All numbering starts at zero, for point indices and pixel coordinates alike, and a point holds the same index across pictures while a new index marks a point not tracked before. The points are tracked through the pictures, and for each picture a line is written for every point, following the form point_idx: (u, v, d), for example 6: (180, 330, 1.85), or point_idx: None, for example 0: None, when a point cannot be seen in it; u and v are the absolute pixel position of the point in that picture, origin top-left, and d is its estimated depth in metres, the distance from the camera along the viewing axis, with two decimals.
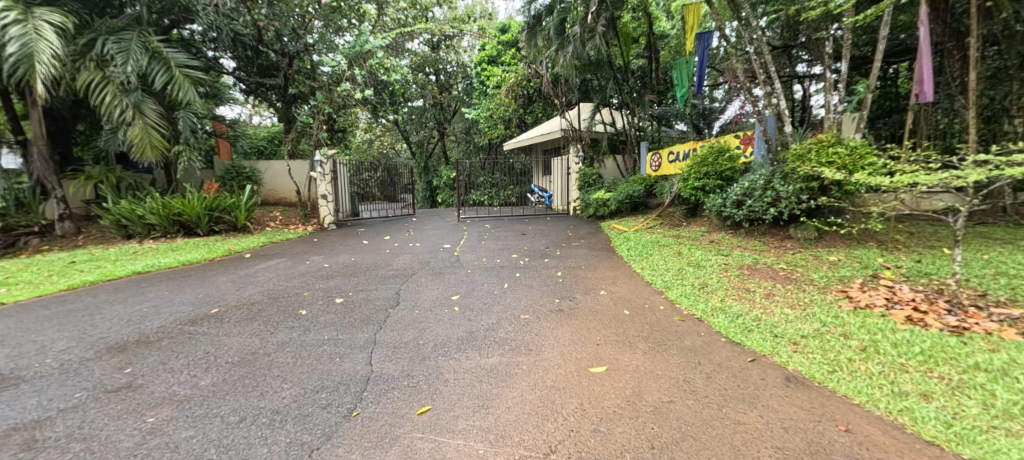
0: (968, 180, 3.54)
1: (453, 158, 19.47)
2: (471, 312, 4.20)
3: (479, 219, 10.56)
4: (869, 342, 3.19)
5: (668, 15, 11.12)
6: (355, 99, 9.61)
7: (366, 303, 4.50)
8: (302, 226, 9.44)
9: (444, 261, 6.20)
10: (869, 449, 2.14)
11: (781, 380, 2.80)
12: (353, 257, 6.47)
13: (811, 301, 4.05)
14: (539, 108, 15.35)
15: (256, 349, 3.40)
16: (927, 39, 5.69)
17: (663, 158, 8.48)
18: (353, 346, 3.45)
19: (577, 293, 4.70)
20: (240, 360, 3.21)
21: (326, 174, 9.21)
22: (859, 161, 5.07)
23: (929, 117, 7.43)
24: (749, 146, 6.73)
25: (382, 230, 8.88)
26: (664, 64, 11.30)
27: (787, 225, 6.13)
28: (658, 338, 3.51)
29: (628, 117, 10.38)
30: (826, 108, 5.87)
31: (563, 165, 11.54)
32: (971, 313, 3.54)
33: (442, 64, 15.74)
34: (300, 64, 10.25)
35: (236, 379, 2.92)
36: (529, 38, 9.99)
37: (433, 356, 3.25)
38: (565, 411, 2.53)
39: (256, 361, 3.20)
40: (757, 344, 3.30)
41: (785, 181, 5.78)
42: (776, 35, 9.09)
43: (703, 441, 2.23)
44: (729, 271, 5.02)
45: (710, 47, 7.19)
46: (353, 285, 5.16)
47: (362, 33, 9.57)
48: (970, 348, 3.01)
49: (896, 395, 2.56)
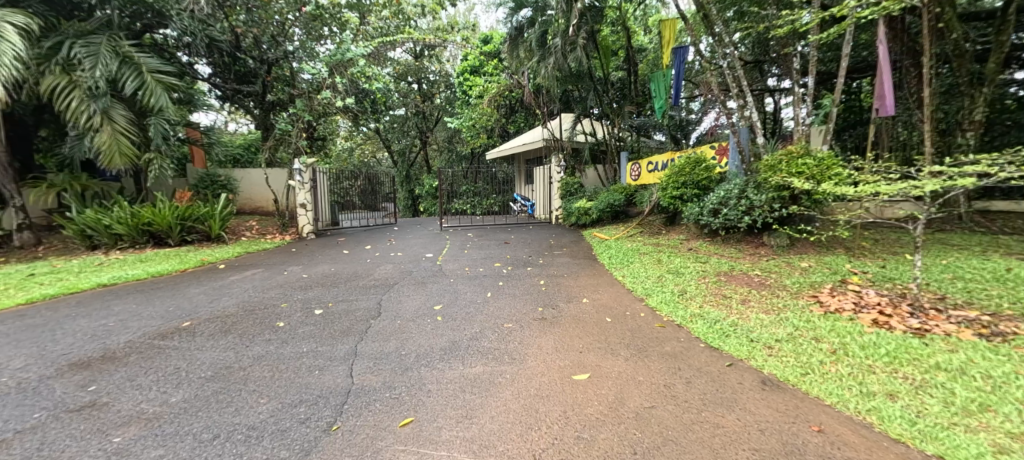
0: (925, 190, 3.78)
1: (435, 167, 19.47)
2: (454, 321, 4.18)
3: (462, 227, 10.54)
4: (838, 345, 3.32)
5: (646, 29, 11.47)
6: (336, 107, 9.46)
7: (346, 314, 4.41)
8: (279, 235, 9.20)
9: (426, 270, 6.16)
10: (840, 448, 2.22)
11: (757, 383, 2.89)
12: (332, 267, 6.34)
13: (784, 306, 4.20)
14: (521, 118, 15.42)
15: (230, 363, 3.29)
16: (886, 55, 5.90)
17: (643, 167, 8.65)
18: (333, 357, 3.38)
19: (559, 301, 4.74)
20: (213, 376, 3.10)
21: (305, 183, 8.95)
22: (827, 171, 5.29)
23: (891, 130, 7.81)
24: (724, 157, 6.95)
25: (363, 239, 8.75)
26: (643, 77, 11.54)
27: (761, 233, 6.29)
28: (639, 345, 3.57)
29: (607, 128, 10.55)
30: (794, 121, 6.07)
31: (544, 174, 11.55)
32: (932, 315, 3.74)
33: (425, 73, 15.81)
34: (279, 71, 10.12)
35: (209, 395, 2.82)
36: (511, 49, 9.98)
37: (415, 366, 3.22)
38: (549, 419, 2.54)
39: (230, 376, 3.10)
40: (734, 349, 3.39)
41: (758, 190, 5.98)
42: (748, 50, 9.41)
43: (684, 445, 2.28)
44: (707, 278, 5.15)
45: (686, 61, 7.39)
46: (333, 295, 5.07)
47: (342, 41, 9.49)
48: (931, 348, 3.17)
49: (864, 395, 2.68)
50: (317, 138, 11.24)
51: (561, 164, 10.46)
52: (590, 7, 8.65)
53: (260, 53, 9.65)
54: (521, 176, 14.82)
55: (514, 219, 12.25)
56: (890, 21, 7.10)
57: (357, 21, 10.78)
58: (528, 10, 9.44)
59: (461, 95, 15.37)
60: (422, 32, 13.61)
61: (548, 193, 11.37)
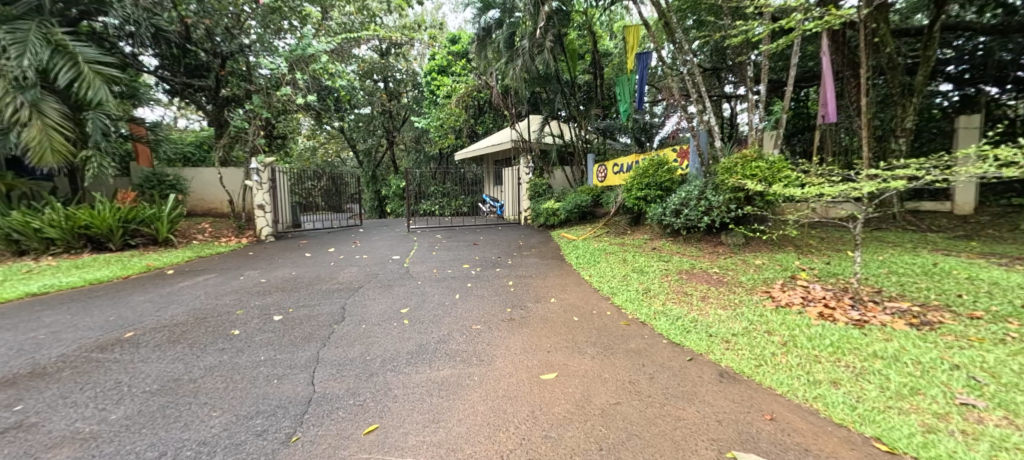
0: (863, 191, 4.09)
1: (403, 167, 19.10)
2: (422, 324, 4.11)
3: (430, 228, 10.40)
4: (788, 337, 3.54)
5: (611, 35, 11.75)
6: (297, 104, 9.07)
7: (308, 320, 4.24)
8: (235, 238, 8.73)
9: (392, 273, 6.03)
10: (790, 435, 2.37)
11: (715, 376, 3.04)
12: (293, 271, 6.08)
13: (740, 301, 4.43)
14: (489, 119, 15.40)
15: (179, 375, 3.09)
16: (829, 66, 6.34)
17: (609, 169, 8.82)
18: (293, 365, 3.24)
19: (528, 302, 4.77)
20: (159, 389, 2.90)
21: (263, 183, 8.63)
22: (778, 174, 5.62)
23: (835, 136, 8.39)
24: (685, 160, 7.17)
25: (327, 242, 8.45)
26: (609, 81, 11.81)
27: (719, 232, 6.58)
28: (605, 342, 3.66)
29: (574, 129, 10.76)
30: (749, 126, 6.40)
31: (513, 175, 11.57)
32: (870, 307, 4.07)
33: (391, 72, 15.50)
34: (234, 65, 9.66)
35: (155, 410, 2.64)
36: (479, 49, 9.96)
37: (381, 371, 3.15)
38: (517, 419, 2.55)
39: (179, 388, 2.91)
40: (694, 344, 3.54)
41: (716, 192, 6.26)
42: (707, 57, 9.85)
43: (647, 439, 2.36)
44: (669, 276, 5.35)
45: (648, 66, 7.63)
46: (293, 300, 4.86)
47: (303, 36, 9.12)
48: (869, 338, 3.43)
49: (811, 384, 2.86)
50: (275, 136, 10.75)
51: (529, 165, 10.50)
52: (557, 10, 8.79)
53: (213, 46, 9.11)
54: (489, 177, 14.77)
55: (483, 220, 12.22)
56: (833, 34, 7.61)
57: (318, 15, 10.36)
58: (495, 12, 9.45)
59: (429, 94, 15.14)
60: (388, 30, 13.29)
61: (516, 194, 11.42)
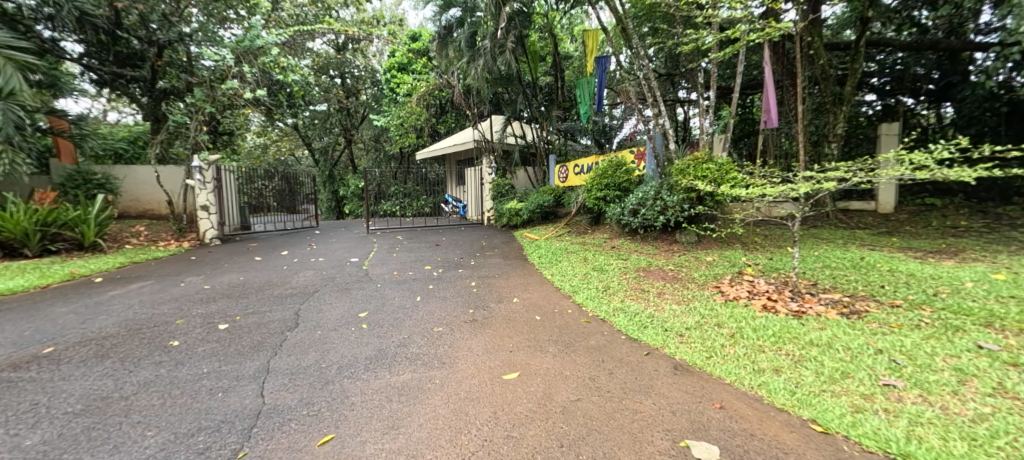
0: (800, 191, 4.43)
1: (361, 166, 18.51)
2: (381, 328, 4.00)
3: (390, 229, 10.14)
4: (736, 329, 3.76)
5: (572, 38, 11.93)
6: (244, 99, 8.52)
7: (257, 327, 4.00)
8: (175, 242, 8.10)
9: (350, 276, 5.83)
10: (737, 421, 2.52)
11: (670, 369, 3.17)
12: (241, 277, 5.72)
13: (693, 296, 4.66)
14: (451, 119, 15.25)
15: (109, 393, 2.83)
16: (771, 75, 6.78)
17: (570, 170, 8.97)
18: (240, 377, 3.05)
19: (490, 302, 4.76)
20: (84, 409, 2.64)
21: (207, 182, 8.08)
22: (726, 175, 5.94)
23: (775, 140, 9.01)
24: (641, 161, 7.41)
25: (279, 244, 8.03)
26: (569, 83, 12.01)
27: (674, 231, 6.87)
28: (567, 341, 3.72)
29: (536, 130, 10.87)
30: (700, 129, 6.72)
31: (476, 175, 11.51)
32: (807, 299, 4.41)
33: (348, 68, 14.93)
34: (172, 55, 8.97)
35: (79, 433, 2.41)
36: (439, 48, 9.85)
37: (337, 378, 3.04)
38: (478, 421, 2.54)
39: (108, 407, 2.67)
40: (650, 339, 3.68)
41: (671, 192, 6.55)
42: (661, 63, 10.25)
43: (606, 433, 2.43)
44: (628, 273, 5.53)
45: (607, 70, 7.73)
46: (241, 307, 4.57)
47: (251, 26, 8.60)
48: (806, 327, 3.72)
49: (756, 372, 3.06)
50: (219, 132, 10.02)
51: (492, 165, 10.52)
52: (518, 12, 8.74)
53: (148, 33, 8.37)
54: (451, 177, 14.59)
55: (445, 221, 12.04)
56: (774, 45, 8.17)
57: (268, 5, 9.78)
58: (456, 10, 9.38)
59: (389, 92, 14.77)
60: (345, 24, 12.81)
61: (479, 195, 11.39)
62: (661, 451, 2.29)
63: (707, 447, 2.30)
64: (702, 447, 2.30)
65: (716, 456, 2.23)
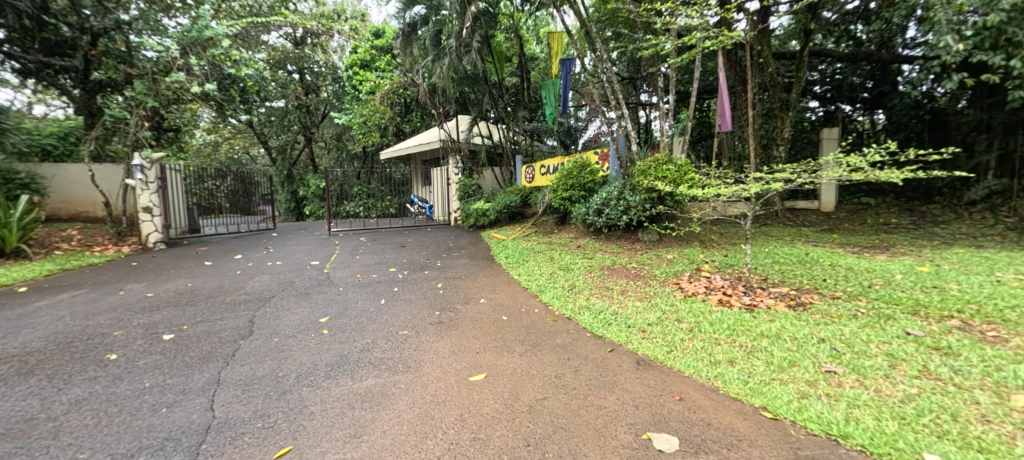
0: (752, 192, 4.68)
1: (322, 165, 17.85)
2: (343, 333, 3.87)
3: (353, 231, 9.82)
4: (694, 323, 3.93)
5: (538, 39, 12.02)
6: (191, 94, 7.96)
7: (207, 336, 3.77)
8: (113, 246, 7.48)
9: (310, 279, 5.60)
10: (695, 412, 2.63)
11: (633, 364, 3.27)
12: (189, 283, 5.36)
13: (655, 293, 4.83)
14: (417, 117, 15.00)
15: (34, 414, 2.58)
16: (725, 81, 7.11)
17: (536, 171, 9.05)
18: (187, 390, 2.86)
19: (456, 304, 4.71)
20: (4, 434, 2.39)
21: (149, 182, 7.54)
22: (684, 176, 6.18)
23: (729, 143, 9.48)
24: (605, 162, 7.59)
25: (232, 248, 7.60)
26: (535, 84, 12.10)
27: (636, 230, 7.07)
28: (533, 340, 3.75)
29: (503, 131, 10.88)
30: (661, 132, 6.96)
31: (441, 175, 11.36)
32: (758, 292, 4.67)
33: (307, 63, 14.32)
34: (109, 45, 8.20)
35: None
36: (404, 45, 9.71)
37: (295, 387, 2.91)
38: (444, 424, 2.51)
39: (32, 430, 2.42)
40: (615, 336, 3.77)
41: (633, 192, 6.74)
42: (625, 66, 10.52)
43: (572, 430, 2.46)
44: (593, 272, 5.65)
45: (572, 72, 7.87)
46: (188, 315, 4.29)
47: (199, 16, 8.06)
48: (757, 320, 3.94)
49: (712, 364, 3.21)
50: (164, 128, 9.24)
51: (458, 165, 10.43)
52: (484, 11, 8.71)
53: (80, 20, 7.61)
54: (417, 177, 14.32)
55: (411, 221, 11.82)
56: (728, 53, 8.61)
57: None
58: (421, 7, 9.26)
59: (352, 90, 14.34)
60: (305, 17, 12.28)
61: (444, 195, 11.26)
62: (625, 444, 2.35)
63: (667, 438, 2.39)
64: (663, 438, 2.38)
65: (676, 447, 2.31)
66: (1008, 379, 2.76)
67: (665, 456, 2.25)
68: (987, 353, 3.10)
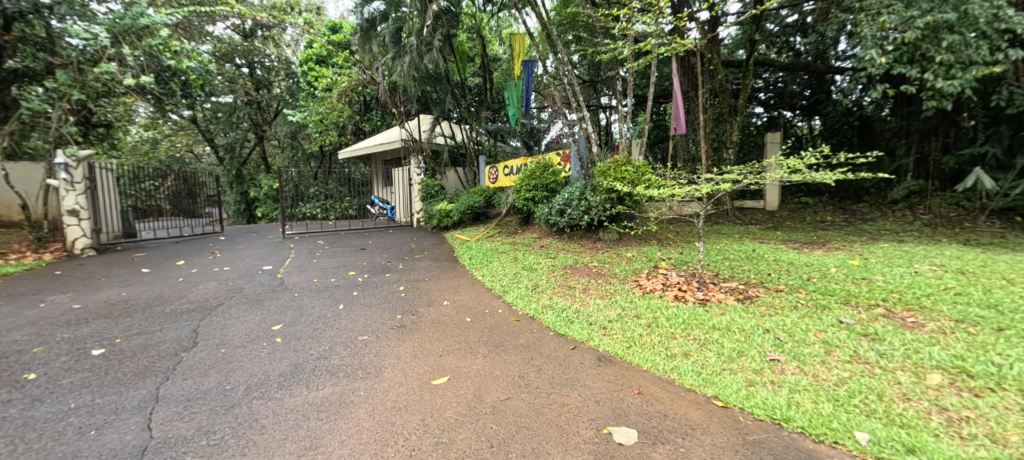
0: (702, 192, 4.92)
1: (275, 165, 16.97)
2: (297, 341, 3.68)
3: (309, 233, 9.39)
4: (653, 319, 4.07)
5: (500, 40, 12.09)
6: (123, 86, 7.34)
7: (143, 350, 3.47)
8: (32, 253, 6.74)
9: (261, 285, 5.30)
10: (653, 404, 2.72)
11: (594, 361, 3.34)
12: (124, 292, 4.92)
13: (615, 290, 4.96)
14: (376, 116, 14.63)
15: None
16: (678, 86, 7.44)
17: (500, 171, 9.06)
18: (119, 410, 2.61)
19: (418, 307, 4.61)
20: None
21: (76, 182, 6.88)
22: (641, 177, 6.40)
23: (684, 145, 9.92)
24: (567, 163, 7.73)
25: (173, 253, 7.05)
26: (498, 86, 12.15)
27: (597, 229, 7.23)
28: (497, 341, 3.74)
29: (466, 131, 10.79)
30: (620, 134, 7.16)
31: (402, 176, 11.11)
32: (710, 287, 4.92)
33: (257, 56, 13.54)
34: (26, 30, 7.08)
35: None
36: (362, 42, 9.45)
37: (245, 400, 2.74)
38: (406, 431, 2.45)
39: None
40: (577, 333, 3.83)
41: (594, 192, 6.90)
42: (586, 70, 10.78)
43: (535, 428, 2.48)
44: (556, 271, 5.72)
45: (534, 74, 7.97)
46: (122, 327, 3.93)
47: (134, 2, 7.46)
48: (709, 314, 4.14)
49: (668, 357, 3.33)
50: (92, 123, 8.26)
51: (420, 166, 10.26)
52: (445, 10, 8.64)
53: None
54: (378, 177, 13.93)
55: (370, 223, 11.47)
56: (681, 60, 9.02)
57: None
58: (380, 3, 9.05)
59: (306, 86, 13.82)
60: (256, 8, 11.66)
61: (406, 196, 11.04)
62: (587, 439, 2.40)
63: (627, 431, 2.45)
64: (622, 431, 2.45)
65: (635, 439, 2.38)
66: (924, 360, 3.06)
67: (625, 448, 2.31)
68: (907, 337, 3.41)
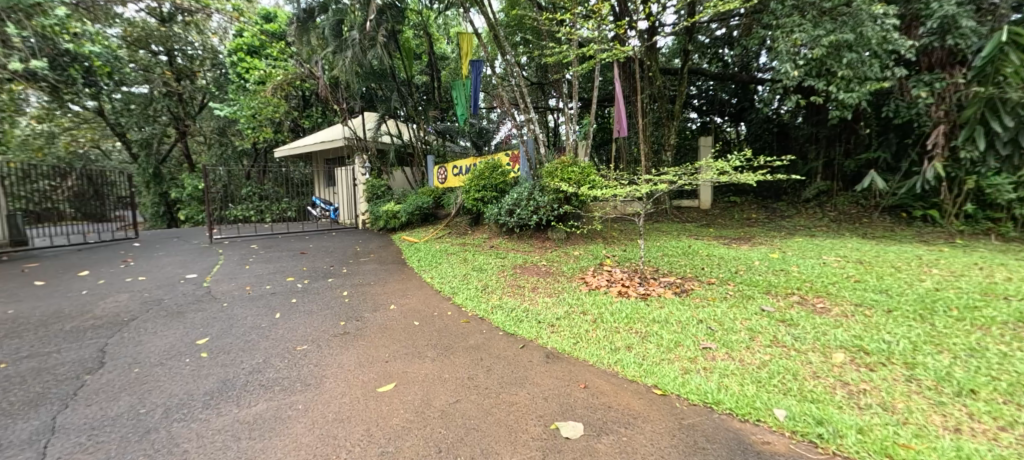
0: (643, 192, 5.18)
1: (202, 164, 15.72)
2: (228, 355, 3.48)
3: (242, 238, 8.81)
4: (598, 315, 4.25)
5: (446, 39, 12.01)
6: (9, 73, 6.52)
7: (37, 375, 3.12)
8: None
9: (185, 296, 4.91)
10: (597, 397, 2.86)
11: (542, 358, 3.44)
12: (12, 310, 4.37)
13: (563, 288, 5.12)
14: (316, 113, 14.01)
15: None
16: (620, 91, 7.76)
17: (448, 171, 9.01)
18: (4, 447, 2.35)
19: (364, 312, 4.50)
20: None
21: None
22: (587, 177, 6.64)
23: (625, 147, 10.37)
24: (516, 164, 7.83)
25: (79, 263, 6.35)
26: (445, 85, 12.05)
27: (545, 229, 7.39)
28: (446, 343, 3.74)
29: (412, 130, 10.58)
30: (567, 135, 7.36)
31: (346, 176, 10.72)
32: (651, 282, 5.21)
33: (177, 44, 12.37)
34: None
35: None
36: (300, 34, 9.30)
37: (163, 424, 2.55)
38: (350, 442, 2.41)
39: None
40: (526, 332, 3.92)
41: (542, 193, 7.06)
42: (533, 72, 10.97)
43: (484, 429, 2.52)
44: (506, 271, 5.80)
45: (481, 73, 7.97)
46: (10, 351, 3.50)
47: None
48: (651, 308, 4.38)
49: (612, 351, 3.50)
50: None
51: (365, 165, 9.99)
52: (390, 5, 8.43)
53: None
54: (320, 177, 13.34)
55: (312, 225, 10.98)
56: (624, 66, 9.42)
57: None
58: None
59: (236, 78, 13.00)
60: None
61: (351, 197, 10.67)
62: (535, 436, 2.47)
63: (573, 425, 2.55)
64: (569, 426, 2.55)
65: (581, 432, 2.49)
66: (830, 341, 3.43)
67: (571, 442, 2.41)
68: (817, 322, 3.82)
